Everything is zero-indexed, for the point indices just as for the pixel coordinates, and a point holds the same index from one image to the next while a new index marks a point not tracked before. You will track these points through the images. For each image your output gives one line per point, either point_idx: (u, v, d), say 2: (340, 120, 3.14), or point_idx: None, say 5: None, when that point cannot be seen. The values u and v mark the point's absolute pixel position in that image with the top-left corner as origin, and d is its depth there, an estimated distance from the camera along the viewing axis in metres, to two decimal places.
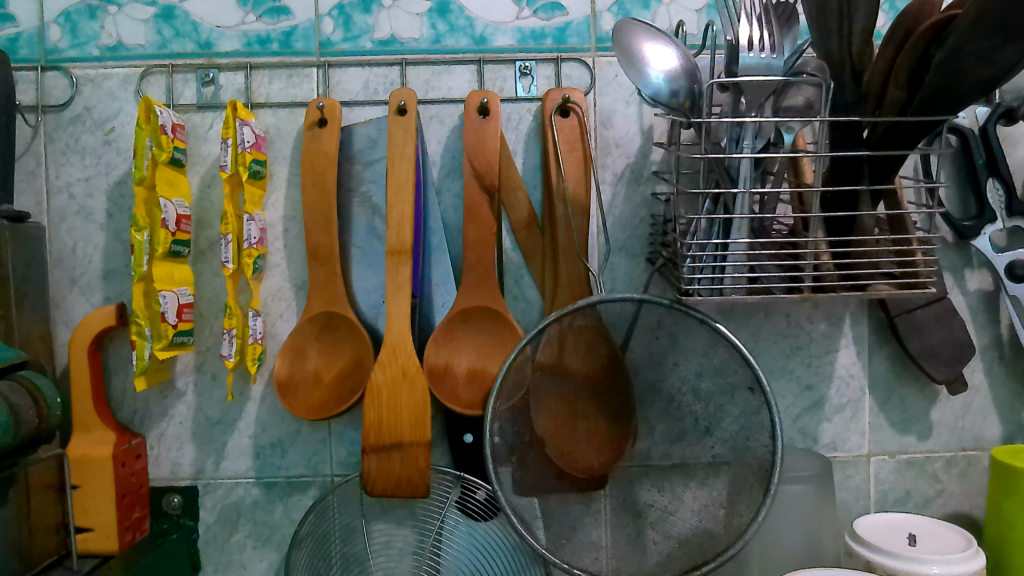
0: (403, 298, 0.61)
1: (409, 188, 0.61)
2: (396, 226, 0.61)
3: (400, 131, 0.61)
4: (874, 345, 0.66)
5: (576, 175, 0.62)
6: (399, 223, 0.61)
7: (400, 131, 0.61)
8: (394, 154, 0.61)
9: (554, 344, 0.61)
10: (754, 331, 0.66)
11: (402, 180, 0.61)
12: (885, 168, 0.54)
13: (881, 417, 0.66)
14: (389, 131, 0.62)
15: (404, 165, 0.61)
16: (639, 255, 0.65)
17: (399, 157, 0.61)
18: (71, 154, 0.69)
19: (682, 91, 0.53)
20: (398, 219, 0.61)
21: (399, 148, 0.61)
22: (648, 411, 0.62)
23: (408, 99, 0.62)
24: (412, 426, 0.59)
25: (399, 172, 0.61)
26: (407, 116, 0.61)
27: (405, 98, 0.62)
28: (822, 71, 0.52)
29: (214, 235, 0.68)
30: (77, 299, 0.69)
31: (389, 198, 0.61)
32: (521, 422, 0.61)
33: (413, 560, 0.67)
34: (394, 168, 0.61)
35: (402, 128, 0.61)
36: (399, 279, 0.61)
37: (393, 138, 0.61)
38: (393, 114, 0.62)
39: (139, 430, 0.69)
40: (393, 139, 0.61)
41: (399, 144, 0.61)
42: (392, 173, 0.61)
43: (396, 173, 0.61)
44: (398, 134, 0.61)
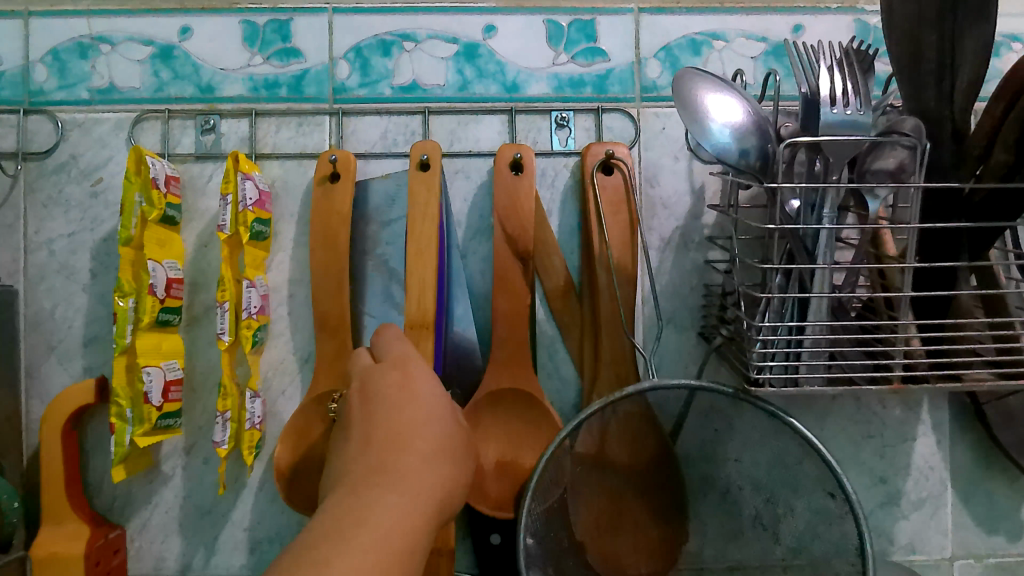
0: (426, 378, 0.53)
1: (432, 254, 0.54)
2: (417, 296, 0.54)
3: (425, 186, 0.54)
4: (956, 433, 0.58)
5: (621, 240, 0.55)
6: (419, 294, 0.54)
7: (421, 186, 0.54)
8: (417, 216, 0.54)
9: (595, 434, 0.53)
10: (820, 416, 0.58)
11: (425, 245, 0.54)
12: (985, 240, 0.47)
13: (965, 515, 0.58)
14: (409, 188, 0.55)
15: (428, 227, 0.54)
16: (690, 329, 0.58)
17: (421, 219, 0.54)
18: (53, 207, 0.62)
19: (752, 150, 0.47)
20: (420, 290, 0.54)
21: (420, 207, 0.54)
22: (700, 507, 0.55)
23: (432, 153, 0.55)
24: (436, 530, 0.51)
25: (423, 234, 0.54)
26: (436, 174, 0.55)
27: (433, 150, 0.55)
28: (918, 134, 0.44)
29: (210, 300, 0.61)
30: (54, 370, 0.62)
31: (410, 263, 0.54)
32: (559, 525, 0.53)
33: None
34: (415, 229, 0.54)
35: (424, 185, 0.54)
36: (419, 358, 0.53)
37: (415, 196, 0.54)
38: (417, 170, 0.55)
39: (118, 519, 0.60)
40: (413, 195, 0.54)
41: (421, 201, 0.54)
42: (414, 237, 0.54)
43: (420, 236, 0.54)
44: (420, 191, 0.54)
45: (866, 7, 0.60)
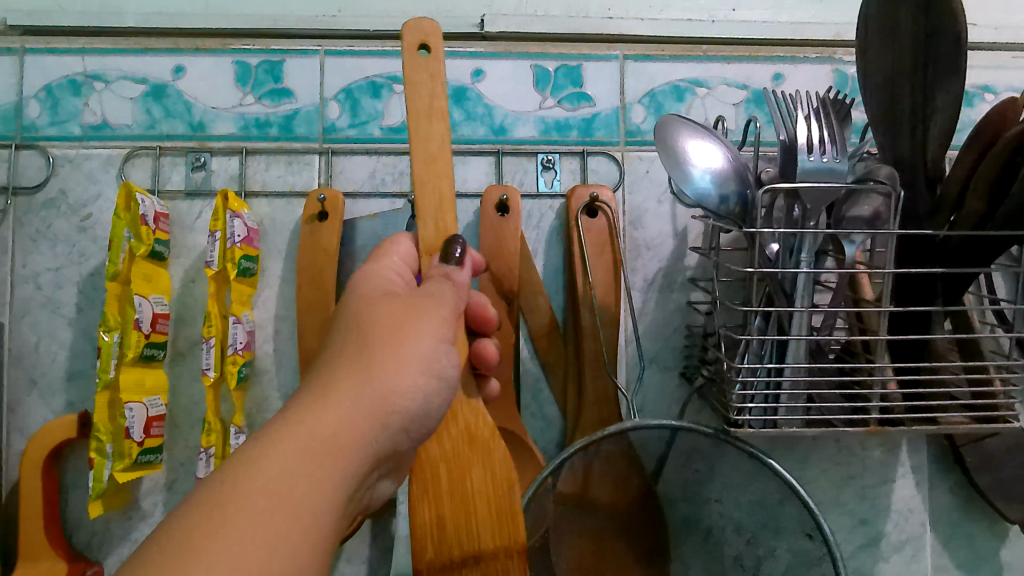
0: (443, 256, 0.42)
1: (445, 167, 0.43)
2: (428, 223, 0.43)
3: (425, 82, 0.43)
4: (936, 476, 0.59)
5: (605, 281, 0.56)
6: (433, 180, 0.43)
7: (416, 70, 0.43)
8: (416, 119, 0.43)
9: (578, 473, 0.53)
10: (801, 457, 0.58)
11: (435, 151, 0.43)
12: (959, 286, 0.48)
13: (946, 557, 0.59)
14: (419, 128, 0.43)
15: (434, 140, 0.43)
16: (673, 369, 0.58)
17: (425, 117, 0.43)
18: (41, 241, 0.62)
19: (732, 195, 0.48)
20: (433, 211, 0.43)
21: (415, 106, 0.43)
22: (682, 548, 0.55)
23: (424, 33, 0.43)
24: (493, 525, 0.39)
25: (424, 142, 0.43)
26: (439, 58, 0.43)
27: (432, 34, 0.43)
28: (892, 179, 0.45)
29: (195, 336, 0.61)
30: (36, 404, 0.61)
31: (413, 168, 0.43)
32: (542, 564, 0.53)
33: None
34: (417, 129, 0.43)
35: (421, 70, 0.43)
36: (428, 262, 0.43)
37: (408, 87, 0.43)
38: (410, 50, 0.43)
39: (96, 556, 0.60)
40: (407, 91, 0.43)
41: (417, 92, 0.43)
42: (415, 143, 0.43)
43: (423, 148, 0.43)
44: (411, 71, 0.43)
45: (844, 57, 0.62)
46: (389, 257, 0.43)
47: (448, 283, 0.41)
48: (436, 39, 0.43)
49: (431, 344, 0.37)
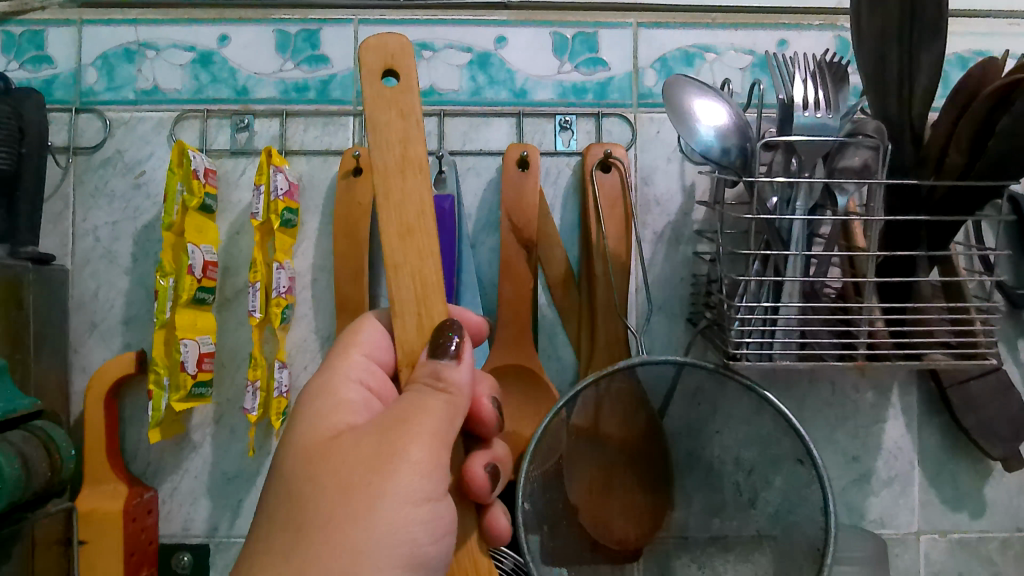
0: (429, 350, 0.39)
1: (424, 236, 0.39)
2: (409, 321, 0.40)
3: (395, 122, 0.38)
4: (924, 417, 0.63)
5: (617, 233, 0.60)
6: (407, 256, 0.39)
7: (381, 104, 0.38)
8: (386, 176, 0.38)
9: (590, 407, 0.58)
10: (798, 398, 0.63)
11: (412, 218, 0.39)
12: (943, 233, 0.52)
13: (931, 493, 0.63)
14: (385, 180, 0.38)
15: (408, 199, 0.39)
16: (679, 315, 0.63)
17: (398, 172, 0.39)
18: (100, 197, 0.68)
19: (733, 149, 0.52)
20: (414, 292, 0.39)
21: (385, 159, 0.38)
22: (686, 480, 0.60)
23: (385, 48, 0.38)
24: None
25: (399, 205, 0.39)
26: (409, 90, 0.38)
27: (405, 45, 0.38)
28: (880, 133, 0.50)
29: (240, 283, 0.66)
30: (96, 346, 0.67)
31: (383, 239, 0.39)
32: (554, 490, 0.58)
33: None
34: (390, 188, 0.38)
35: (390, 105, 0.38)
36: (408, 357, 0.40)
37: (380, 140, 0.38)
38: (374, 76, 0.38)
39: (151, 483, 0.66)
40: (372, 134, 0.38)
41: (387, 140, 0.38)
42: (387, 209, 0.38)
43: (398, 212, 0.39)
44: (376, 109, 0.38)
45: (845, 24, 0.66)
46: (351, 361, 0.45)
47: (426, 390, 0.38)
48: (407, 67, 0.38)
49: (401, 501, 0.35)
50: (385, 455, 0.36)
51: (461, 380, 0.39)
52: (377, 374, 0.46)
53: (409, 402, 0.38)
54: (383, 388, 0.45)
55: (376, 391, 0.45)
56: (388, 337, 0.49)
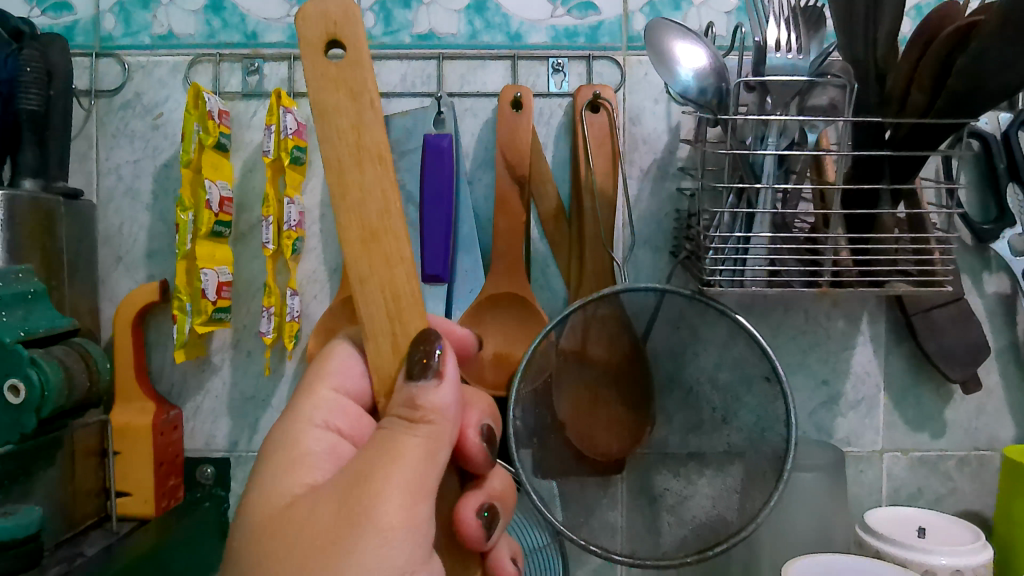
0: (406, 372, 0.37)
1: (390, 237, 0.37)
2: (382, 342, 0.38)
3: (345, 105, 0.36)
4: (891, 344, 0.67)
5: (604, 168, 0.65)
6: (373, 265, 0.37)
7: (329, 84, 0.36)
8: (341, 172, 0.37)
9: (578, 331, 0.63)
10: (773, 326, 0.67)
11: (374, 221, 0.37)
12: (906, 168, 0.56)
13: (896, 415, 0.68)
14: (343, 177, 0.37)
15: (368, 194, 0.37)
16: (663, 248, 0.67)
17: (354, 165, 0.37)
18: (121, 138, 0.72)
19: (710, 89, 0.56)
20: (384, 307, 0.38)
21: (337, 152, 0.37)
22: (666, 403, 0.64)
23: (327, 15, 0.36)
24: None
25: (360, 208, 0.37)
26: (358, 63, 0.36)
27: (350, 10, 0.36)
28: (846, 73, 0.54)
29: (254, 218, 0.71)
30: (122, 276, 0.73)
31: (346, 249, 0.37)
32: (543, 406, 0.63)
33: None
34: (347, 190, 0.37)
35: (337, 86, 0.36)
36: (384, 382, 0.39)
37: (330, 131, 0.36)
38: (316, 53, 0.36)
39: (176, 402, 0.72)
40: (321, 122, 0.36)
41: (339, 129, 0.36)
42: (348, 214, 0.37)
43: (358, 217, 0.37)
44: (324, 91, 0.36)
45: None
46: (318, 400, 0.45)
47: (399, 428, 0.36)
48: (351, 36, 0.36)
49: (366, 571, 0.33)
50: (347, 529, 0.33)
51: (443, 403, 0.37)
52: (348, 410, 0.45)
53: (381, 448, 0.35)
54: (354, 426, 0.45)
55: (345, 430, 0.44)
56: (359, 360, 0.47)
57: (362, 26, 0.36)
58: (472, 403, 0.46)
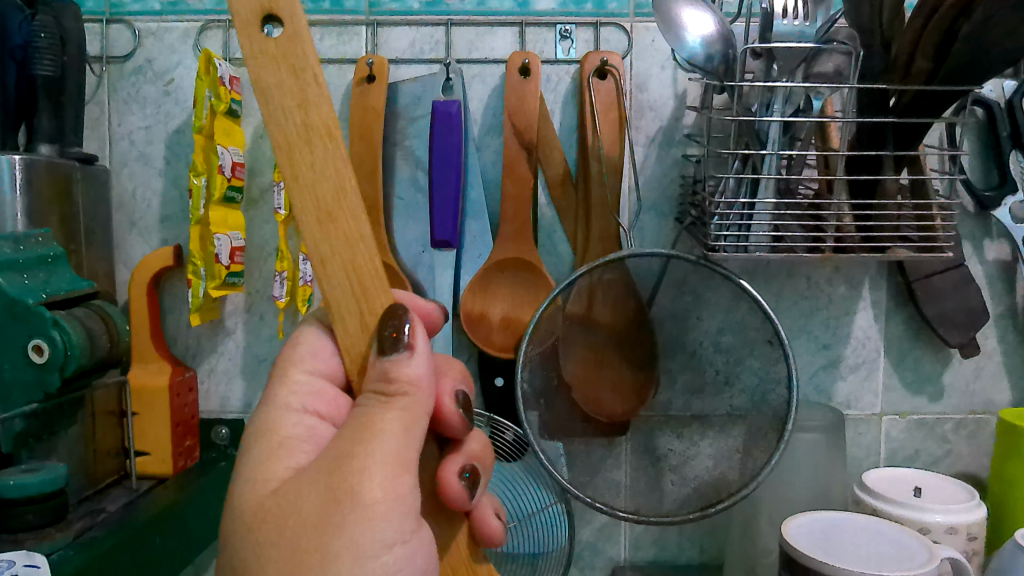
0: (377, 346, 0.37)
1: (348, 215, 0.36)
2: (351, 322, 0.38)
3: (288, 80, 0.35)
4: (891, 309, 0.69)
5: (611, 135, 0.65)
6: (333, 244, 0.36)
7: (270, 60, 0.35)
8: (291, 149, 0.35)
9: (584, 296, 0.64)
10: (776, 291, 0.69)
11: (331, 201, 0.36)
12: (909, 135, 0.57)
13: (895, 378, 0.69)
14: (292, 155, 0.36)
15: (322, 167, 0.36)
16: (668, 214, 0.68)
17: (303, 143, 0.36)
18: (132, 104, 0.73)
19: (717, 56, 0.56)
20: (350, 286, 0.37)
21: (285, 130, 0.35)
22: (671, 364, 0.66)
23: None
24: None
25: (314, 185, 0.36)
26: (296, 37, 0.35)
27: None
28: (852, 40, 0.54)
29: (265, 184, 0.72)
30: (137, 241, 0.74)
31: (304, 230, 0.36)
32: (550, 368, 0.65)
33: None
34: (298, 170, 0.36)
35: (278, 61, 0.35)
36: (357, 362, 0.38)
37: (277, 110, 0.35)
38: (253, 29, 0.35)
39: (191, 364, 0.74)
40: (266, 99, 0.35)
41: (284, 108, 0.35)
42: (303, 194, 0.36)
43: (314, 196, 0.36)
44: (265, 68, 0.35)
45: None
46: (292, 384, 0.43)
47: (376, 404, 0.36)
48: (286, 4, 0.35)
49: (357, 552, 0.33)
50: (333, 511, 0.34)
51: (417, 373, 0.36)
52: (324, 392, 0.44)
53: (359, 419, 0.36)
54: (333, 407, 0.43)
55: (325, 413, 0.43)
56: (330, 340, 0.45)
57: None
58: (445, 373, 0.46)
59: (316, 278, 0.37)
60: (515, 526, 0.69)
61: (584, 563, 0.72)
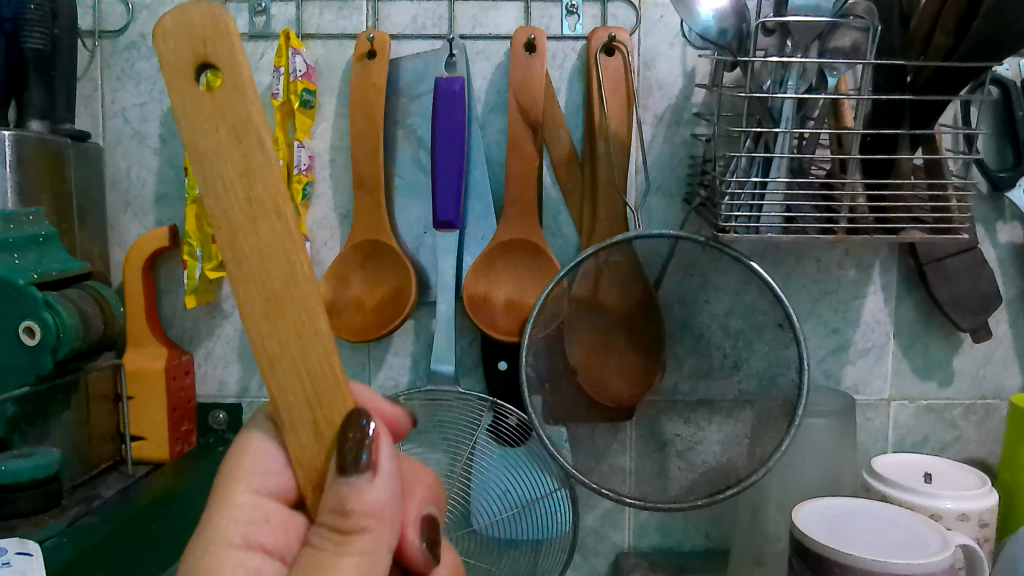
0: (337, 463, 0.33)
1: (299, 305, 0.32)
2: (303, 430, 0.34)
3: (227, 146, 0.31)
4: (902, 293, 0.67)
5: (618, 113, 0.64)
6: (281, 340, 0.32)
7: (206, 117, 0.31)
8: (234, 230, 0.31)
9: (590, 278, 0.63)
10: (785, 274, 0.67)
11: (279, 289, 0.32)
12: (926, 113, 0.55)
13: (904, 363, 0.68)
14: (234, 237, 0.31)
15: (274, 247, 0.31)
16: (676, 195, 0.67)
17: (246, 223, 0.31)
18: (126, 80, 0.71)
19: (730, 30, 0.55)
20: (302, 390, 0.33)
21: (226, 205, 0.31)
22: (677, 348, 0.64)
23: (191, 29, 0.30)
24: None
25: (261, 274, 0.32)
26: (236, 92, 0.30)
27: (220, 23, 0.30)
28: (870, 15, 0.52)
29: None
30: (131, 222, 0.72)
31: (249, 324, 0.32)
32: (555, 351, 0.64)
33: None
34: (242, 257, 0.31)
35: (215, 117, 0.30)
36: (313, 474, 0.34)
37: (217, 182, 0.31)
38: (186, 83, 0.30)
39: (187, 347, 0.72)
40: (205, 169, 0.31)
41: (224, 179, 0.31)
42: (246, 283, 0.32)
43: (259, 284, 0.32)
44: (199, 128, 0.31)
45: None
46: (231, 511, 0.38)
47: (330, 546, 0.33)
48: (226, 60, 0.30)
49: None
50: None
51: (379, 503, 0.33)
52: (271, 516, 0.38)
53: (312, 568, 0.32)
54: (279, 538, 0.38)
55: (270, 546, 0.37)
56: (280, 449, 0.38)
57: (236, 42, 0.30)
58: (411, 489, 0.41)
59: (263, 377, 0.33)
60: (519, 512, 0.68)
61: (587, 549, 0.72)
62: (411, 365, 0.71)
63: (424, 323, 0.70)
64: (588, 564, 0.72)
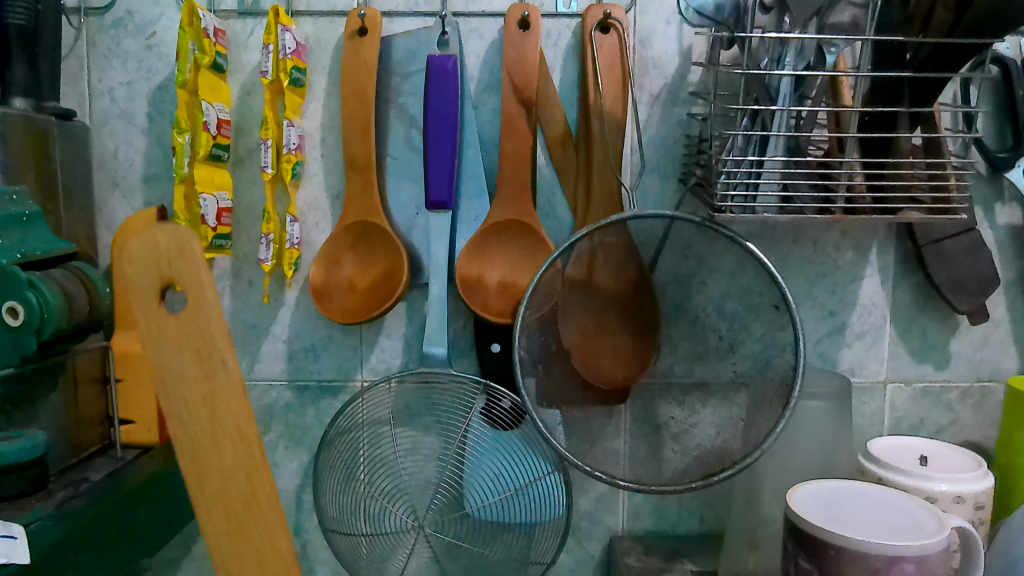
0: None
1: (257, 528, 0.47)
2: None
3: (190, 368, 0.47)
4: (899, 276, 0.67)
5: (613, 92, 0.63)
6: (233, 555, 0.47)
7: (173, 341, 0.47)
8: (200, 452, 0.47)
9: (584, 259, 0.62)
10: (781, 256, 0.67)
11: (240, 507, 0.47)
12: (925, 90, 0.54)
13: (901, 345, 0.68)
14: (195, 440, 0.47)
15: (224, 414, 0.47)
16: (672, 176, 0.66)
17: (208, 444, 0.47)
18: (113, 58, 0.70)
19: (727, 6, 0.54)
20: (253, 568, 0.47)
21: (191, 430, 0.47)
22: (672, 330, 0.64)
23: (158, 252, 0.46)
24: None
25: (222, 490, 0.47)
26: (200, 305, 0.46)
27: (185, 245, 0.46)
28: None
29: (253, 143, 0.69)
30: (119, 203, 0.71)
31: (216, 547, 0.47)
32: (549, 333, 0.63)
33: (433, 493, 0.69)
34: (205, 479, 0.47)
35: (180, 342, 0.47)
36: None
37: (182, 407, 0.47)
38: (151, 305, 0.46)
39: None
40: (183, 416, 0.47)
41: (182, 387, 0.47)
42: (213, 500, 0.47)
43: (224, 509, 0.47)
44: (169, 348, 0.47)
45: None
46: None
47: None
48: (185, 275, 0.46)
49: None
50: None
51: None
52: None
53: None
54: None
55: None
56: None
57: (191, 265, 0.46)
58: None
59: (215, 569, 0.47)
60: (511, 496, 0.67)
61: (581, 533, 0.71)
62: (403, 348, 0.70)
63: (417, 306, 0.69)
64: (582, 547, 0.72)
